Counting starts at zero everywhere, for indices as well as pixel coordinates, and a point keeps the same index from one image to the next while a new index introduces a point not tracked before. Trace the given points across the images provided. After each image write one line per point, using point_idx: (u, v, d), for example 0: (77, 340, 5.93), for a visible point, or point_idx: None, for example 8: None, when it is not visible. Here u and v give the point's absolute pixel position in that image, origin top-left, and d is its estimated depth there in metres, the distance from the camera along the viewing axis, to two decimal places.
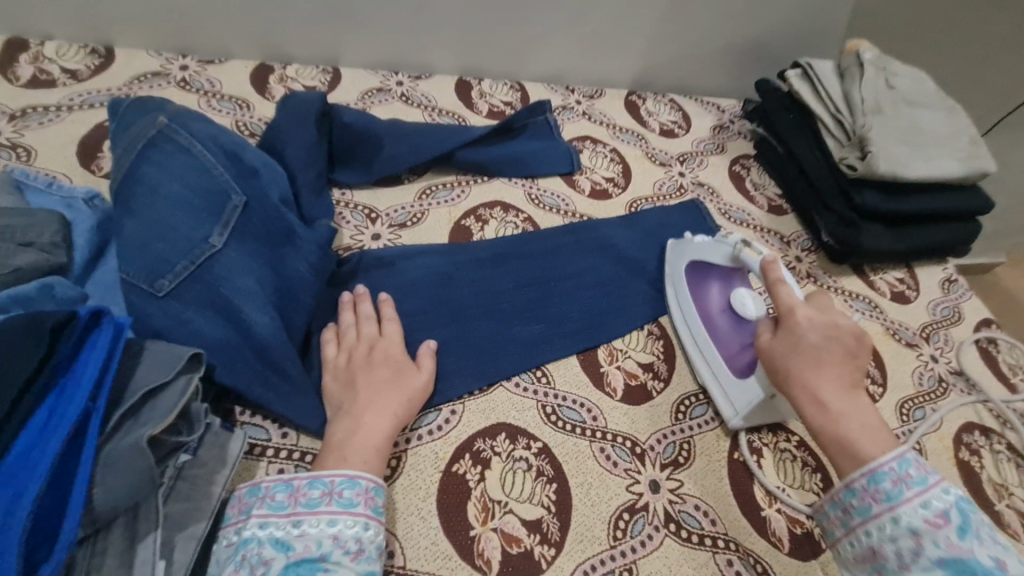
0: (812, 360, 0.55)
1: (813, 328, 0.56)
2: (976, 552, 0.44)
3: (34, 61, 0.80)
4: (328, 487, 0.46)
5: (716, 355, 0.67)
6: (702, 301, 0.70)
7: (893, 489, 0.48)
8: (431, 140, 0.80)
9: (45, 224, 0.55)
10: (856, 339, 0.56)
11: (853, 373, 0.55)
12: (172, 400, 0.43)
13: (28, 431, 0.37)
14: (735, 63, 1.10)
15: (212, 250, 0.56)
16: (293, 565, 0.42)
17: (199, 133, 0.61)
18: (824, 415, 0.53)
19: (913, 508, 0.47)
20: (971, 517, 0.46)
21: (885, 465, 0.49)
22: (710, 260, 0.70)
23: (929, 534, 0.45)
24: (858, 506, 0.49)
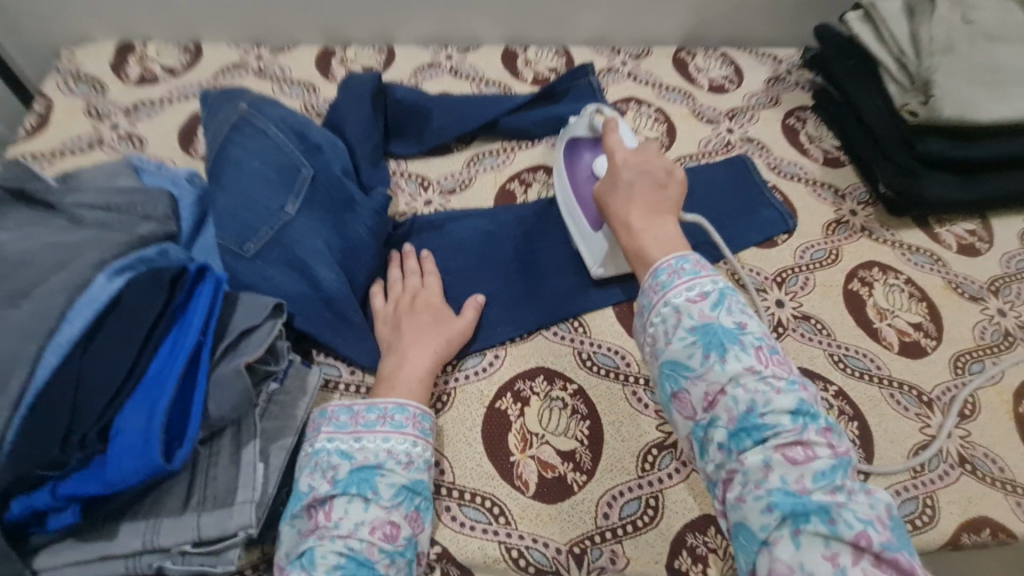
0: (627, 190, 0.60)
1: (629, 167, 0.61)
2: (736, 344, 0.47)
3: (140, 60, 0.92)
4: (383, 411, 0.55)
5: (576, 211, 0.74)
6: (573, 169, 0.75)
7: (668, 279, 0.51)
8: (476, 109, 0.85)
9: (158, 199, 0.67)
10: (668, 173, 0.61)
11: (662, 198, 0.59)
12: (262, 337, 0.52)
13: (161, 355, 0.48)
14: (791, 8, 1.05)
15: (288, 217, 0.66)
16: (356, 470, 0.51)
17: (273, 116, 0.71)
18: (627, 233, 0.58)
19: (679, 291, 0.50)
20: (726, 297, 0.50)
21: (665, 262, 0.52)
22: (578, 135, 0.75)
23: (687, 309, 0.49)
24: (645, 301, 0.52)
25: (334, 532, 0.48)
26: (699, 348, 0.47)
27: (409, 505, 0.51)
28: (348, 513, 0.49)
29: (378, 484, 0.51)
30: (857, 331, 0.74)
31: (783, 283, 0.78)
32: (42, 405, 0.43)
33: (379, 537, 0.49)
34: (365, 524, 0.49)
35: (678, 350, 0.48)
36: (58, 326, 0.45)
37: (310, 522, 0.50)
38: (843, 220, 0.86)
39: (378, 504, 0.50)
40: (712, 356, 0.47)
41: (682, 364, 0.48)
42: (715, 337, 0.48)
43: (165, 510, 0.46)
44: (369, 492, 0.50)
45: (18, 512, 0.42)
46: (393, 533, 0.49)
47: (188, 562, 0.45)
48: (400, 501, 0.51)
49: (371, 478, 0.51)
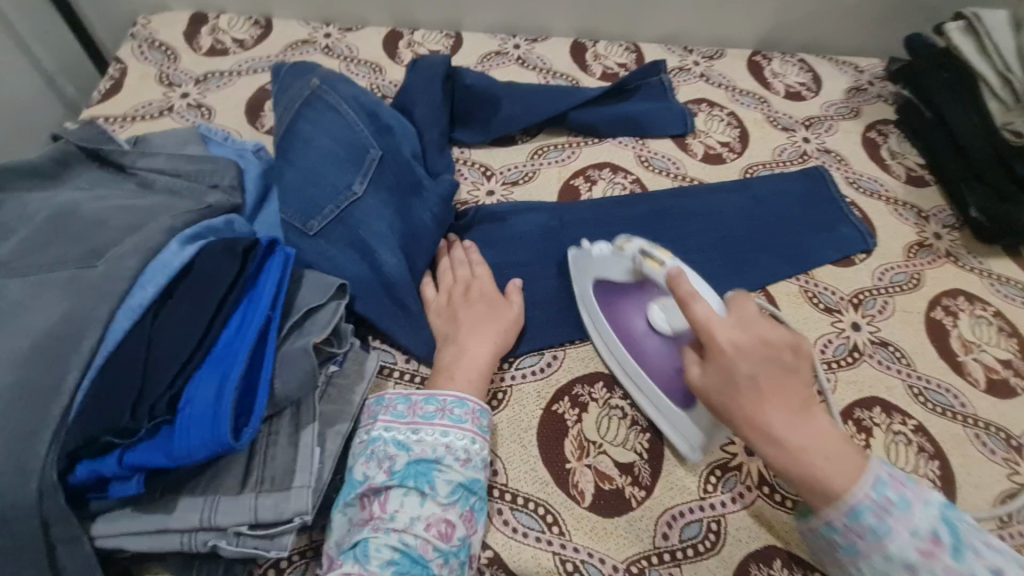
0: (753, 389, 0.46)
1: (745, 357, 0.47)
2: (975, 571, 0.40)
3: (212, 32, 0.92)
4: (441, 404, 0.53)
5: (650, 383, 0.59)
6: (621, 323, 0.62)
7: (848, 545, 0.44)
8: (545, 100, 0.83)
9: (226, 169, 0.66)
10: (790, 347, 0.47)
11: (801, 392, 0.47)
12: (326, 318, 0.51)
13: (229, 329, 0.47)
14: (881, 15, 0.99)
15: (354, 197, 0.65)
16: (414, 463, 0.49)
17: (344, 93, 0.70)
18: (777, 447, 0.46)
19: (900, 538, 0.42)
20: (960, 529, 0.42)
21: (856, 501, 0.43)
22: (612, 278, 0.61)
23: (840, 535, 0.44)
24: (843, 543, 0.44)
25: (389, 525, 0.47)
26: (872, 555, 0.43)
27: (464, 504, 0.49)
28: (403, 506, 0.48)
29: (435, 480, 0.49)
30: (940, 363, 0.69)
31: (860, 306, 0.73)
32: (113, 366, 0.43)
33: (434, 535, 0.46)
34: (420, 520, 0.47)
35: (873, 567, 0.43)
36: (129, 290, 0.46)
37: (364, 512, 0.48)
38: (926, 243, 0.80)
39: (434, 500, 0.48)
40: (886, 556, 0.42)
41: (863, 569, 0.44)
42: (876, 538, 0.42)
43: (223, 487, 0.44)
44: (426, 487, 0.48)
45: (81, 476, 0.41)
46: (447, 532, 0.47)
47: (242, 543, 0.44)
48: (456, 499, 0.48)
49: (428, 473, 0.49)
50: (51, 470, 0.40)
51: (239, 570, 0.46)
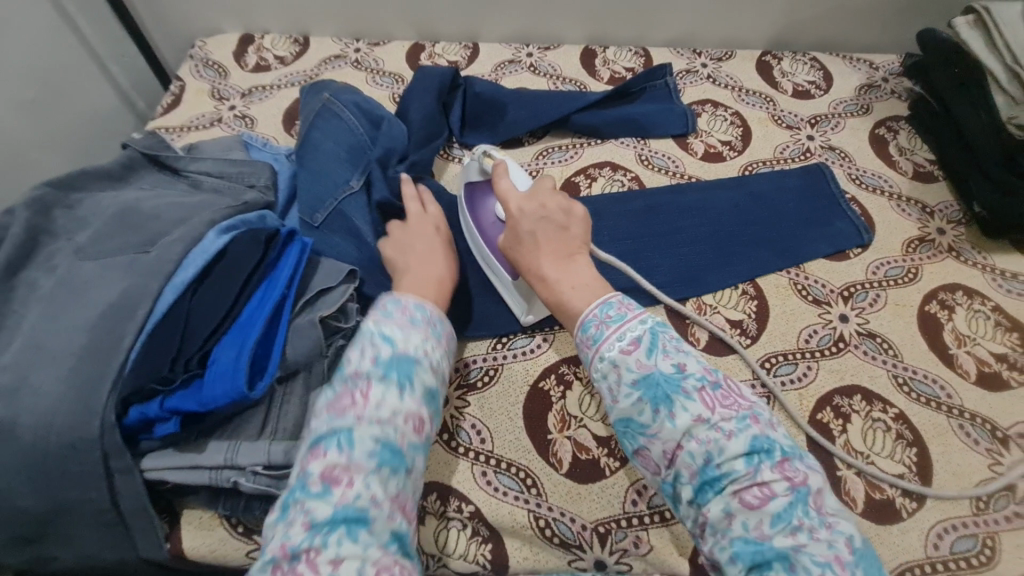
0: (532, 242, 0.59)
1: (530, 217, 0.60)
2: (659, 366, 0.48)
3: (257, 51, 1.04)
4: (427, 315, 0.57)
5: (497, 265, 0.70)
6: (478, 219, 0.71)
7: (597, 333, 0.51)
8: (549, 104, 0.89)
9: (262, 172, 0.76)
10: (566, 214, 0.60)
11: (565, 240, 0.59)
12: (336, 298, 0.58)
13: (253, 304, 0.55)
14: (893, 11, 0.99)
15: (352, 190, 0.73)
16: (398, 358, 0.52)
17: (349, 101, 0.79)
18: (542, 283, 0.57)
19: (610, 342, 0.50)
20: (660, 338, 0.50)
21: (591, 315, 0.52)
22: (472, 179, 0.73)
23: (623, 361, 0.49)
24: (583, 357, 0.52)
25: (372, 415, 0.49)
26: (646, 403, 0.47)
27: (434, 406, 0.53)
28: (384, 399, 0.50)
29: (414, 376, 0.52)
30: (929, 355, 0.70)
31: (850, 298, 0.75)
32: (159, 333, 0.52)
33: (411, 429, 0.50)
34: (399, 412, 0.49)
35: (625, 406, 0.48)
36: (175, 270, 0.56)
37: (341, 401, 0.49)
38: (928, 237, 0.80)
39: (413, 396, 0.51)
40: (658, 408, 0.47)
41: (633, 420, 0.48)
42: (658, 389, 0.47)
43: (245, 434, 0.53)
44: (407, 383, 0.51)
45: (134, 417, 0.51)
46: (420, 428, 0.51)
47: (257, 481, 0.52)
48: (428, 400, 0.52)
49: (410, 368, 0.51)
50: (110, 412, 0.50)
51: (255, 507, 0.54)
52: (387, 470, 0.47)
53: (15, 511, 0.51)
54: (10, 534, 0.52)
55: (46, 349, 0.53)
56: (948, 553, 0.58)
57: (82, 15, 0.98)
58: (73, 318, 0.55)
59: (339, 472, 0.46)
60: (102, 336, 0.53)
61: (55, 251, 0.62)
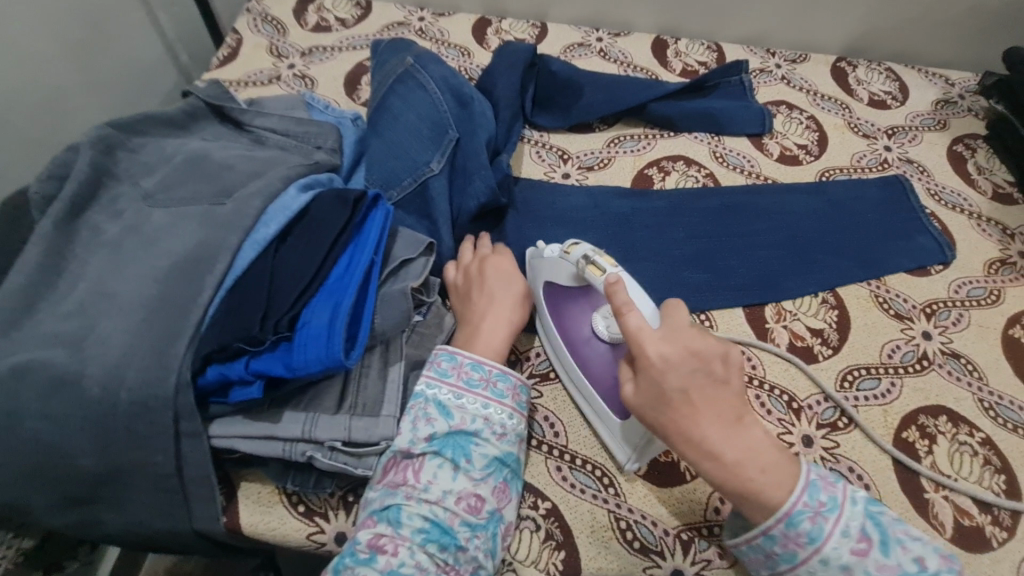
0: (688, 406, 0.47)
1: (672, 369, 0.48)
2: (900, 564, 0.44)
3: (317, 11, 0.99)
4: (486, 374, 0.53)
5: (591, 392, 0.59)
6: (569, 331, 0.61)
7: (816, 530, 0.45)
8: (626, 91, 0.86)
9: (328, 134, 0.71)
10: (722, 364, 0.49)
11: (731, 402, 0.48)
12: (419, 269, 0.56)
13: (338, 269, 0.52)
14: (976, 27, 0.97)
15: (430, 172, 0.69)
16: (453, 434, 0.50)
17: (435, 73, 0.74)
18: (721, 472, 0.47)
19: (835, 538, 0.44)
20: (884, 525, 0.45)
21: (800, 503, 0.45)
22: (561, 282, 0.62)
23: (857, 562, 0.44)
24: (782, 552, 0.46)
25: (422, 495, 0.47)
26: None
27: (498, 477, 0.50)
28: (436, 478, 0.48)
29: (469, 452, 0.49)
30: (1014, 380, 0.68)
31: (933, 316, 0.72)
32: (240, 288, 0.49)
33: (463, 509, 0.47)
34: (452, 494, 0.48)
35: None
36: (254, 226, 0.52)
37: (393, 476, 0.48)
38: (1010, 260, 0.78)
39: (468, 474, 0.48)
40: None
41: None
42: None
43: (322, 407, 0.50)
44: (462, 460, 0.49)
45: (210, 378, 0.47)
46: (477, 506, 0.48)
47: (335, 458, 0.49)
48: (489, 473, 0.49)
49: (465, 446, 0.49)
50: (187, 370, 0.46)
51: (326, 483, 0.51)
52: (435, 548, 0.45)
53: (72, 468, 0.47)
54: (62, 494, 0.49)
55: (114, 298, 0.49)
56: None
57: None
58: (142, 267, 0.51)
59: (385, 542, 0.45)
60: (177, 289, 0.49)
61: (119, 196, 0.57)
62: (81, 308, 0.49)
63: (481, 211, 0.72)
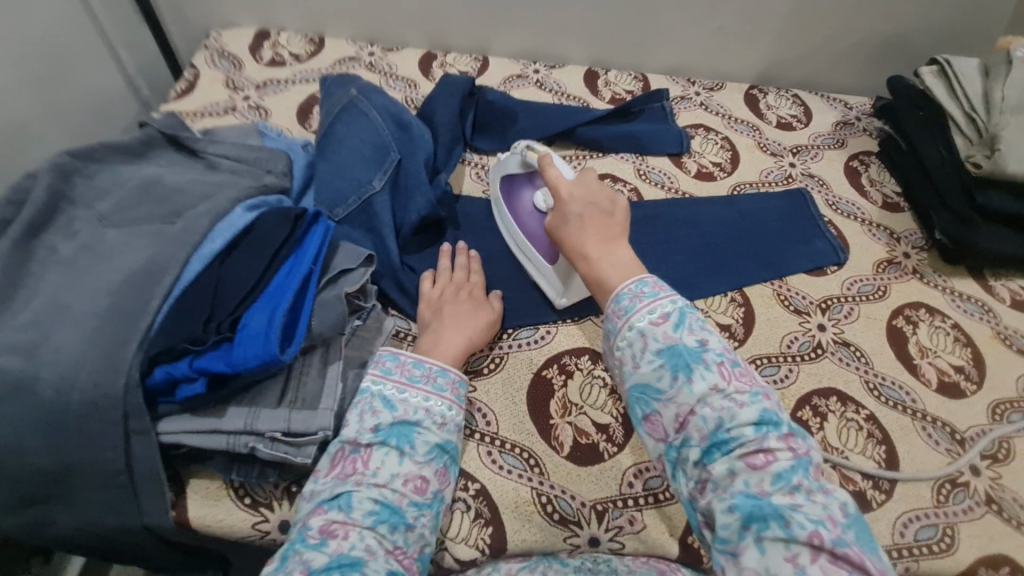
0: (579, 223, 0.62)
1: (576, 200, 0.64)
2: (683, 339, 0.51)
3: (273, 47, 1.07)
4: (427, 369, 0.59)
5: (533, 250, 0.76)
6: (517, 205, 0.77)
7: (630, 304, 0.54)
8: (556, 117, 0.94)
9: (278, 159, 0.77)
10: (611, 202, 0.65)
11: (611, 225, 0.62)
12: (356, 277, 0.62)
13: (280, 277, 0.58)
14: (865, 57, 1.09)
15: (373, 190, 0.76)
16: (398, 423, 0.55)
17: (377, 101, 0.82)
18: (584, 261, 0.60)
19: (642, 315, 0.53)
20: (688, 316, 0.53)
21: (626, 289, 0.55)
22: (511, 172, 0.78)
23: (651, 332, 0.52)
24: (611, 327, 0.55)
25: (371, 480, 0.52)
26: (665, 371, 0.51)
27: (439, 462, 0.55)
28: (383, 463, 0.53)
29: (414, 439, 0.54)
30: (896, 364, 0.76)
31: (828, 310, 0.81)
32: (187, 297, 0.54)
33: (410, 489, 0.52)
34: (399, 476, 0.52)
35: (647, 372, 0.51)
36: (203, 240, 0.58)
37: (342, 468, 0.52)
38: (895, 260, 0.88)
39: (412, 459, 0.53)
40: (677, 374, 0.50)
41: (651, 387, 0.51)
42: (680, 358, 0.50)
43: (265, 402, 0.55)
44: (407, 446, 0.54)
45: (159, 378, 0.52)
46: (422, 487, 0.53)
47: (276, 448, 0.54)
48: (432, 458, 0.54)
49: (409, 434, 0.54)
50: (135, 370, 0.51)
51: (269, 473, 0.56)
52: (385, 527, 0.49)
53: (25, 467, 0.51)
54: (16, 494, 0.52)
55: (69, 310, 0.54)
56: (912, 541, 0.63)
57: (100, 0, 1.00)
58: (95, 281, 0.55)
59: (338, 526, 0.49)
60: (128, 299, 0.54)
61: (75, 219, 0.62)
62: (36, 320, 0.53)
63: (422, 227, 0.79)
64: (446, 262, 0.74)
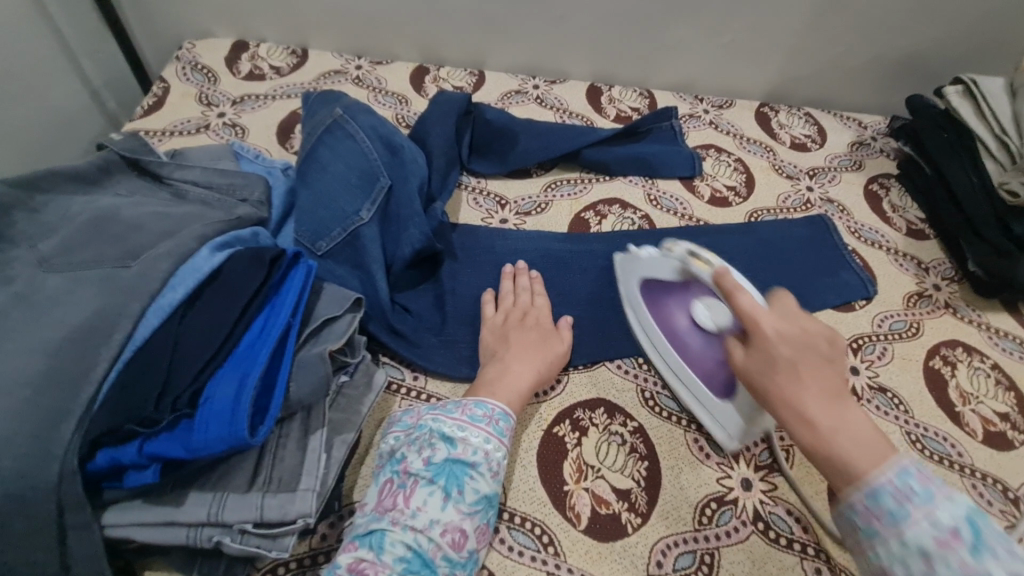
0: (792, 372, 0.48)
1: (785, 340, 0.49)
2: (994, 573, 0.36)
3: (252, 59, 0.98)
4: (490, 411, 0.55)
5: (693, 376, 0.65)
6: (666, 322, 0.67)
7: (897, 508, 0.40)
8: (561, 137, 0.87)
9: (255, 185, 0.69)
10: (830, 343, 0.50)
11: (835, 378, 0.47)
12: (342, 328, 0.54)
13: (252, 333, 0.50)
14: (883, 75, 1.04)
15: (361, 222, 0.68)
16: (451, 462, 0.50)
17: (365, 122, 0.74)
18: (810, 434, 0.45)
19: (920, 526, 0.38)
20: (985, 530, 0.38)
21: (885, 480, 0.41)
22: (661, 278, 0.66)
23: (940, 554, 0.37)
24: (863, 527, 0.41)
25: (409, 522, 0.47)
26: None
27: (483, 517, 0.50)
28: (426, 506, 0.48)
29: (463, 485, 0.49)
30: (938, 412, 0.70)
31: (859, 350, 0.75)
32: (138, 363, 0.45)
33: (447, 542, 0.47)
34: (439, 523, 0.47)
35: None
36: (161, 290, 0.48)
37: (385, 501, 0.49)
38: (926, 293, 0.82)
39: (457, 506, 0.48)
40: None
41: None
42: None
43: (233, 485, 0.46)
44: (454, 491, 0.48)
45: (101, 464, 0.43)
46: (460, 542, 0.47)
47: (246, 542, 0.45)
48: (477, 510, 0.49)
49: (459, 476, 0.49)
50: (72, 457, 0.42)
51: (239, 569, 0.47)
52: None
53: None
54: None
55: None
56: None
57: (60, 8, 0.90)
58: (20, 339, 0.45)
59: (365, 568, 0.45)
60: (64, 362, 0.44)
61: (13, 260, 0.53)
62: None
63: (417, 262, 0.72)
64: (508, 284, 0.71)
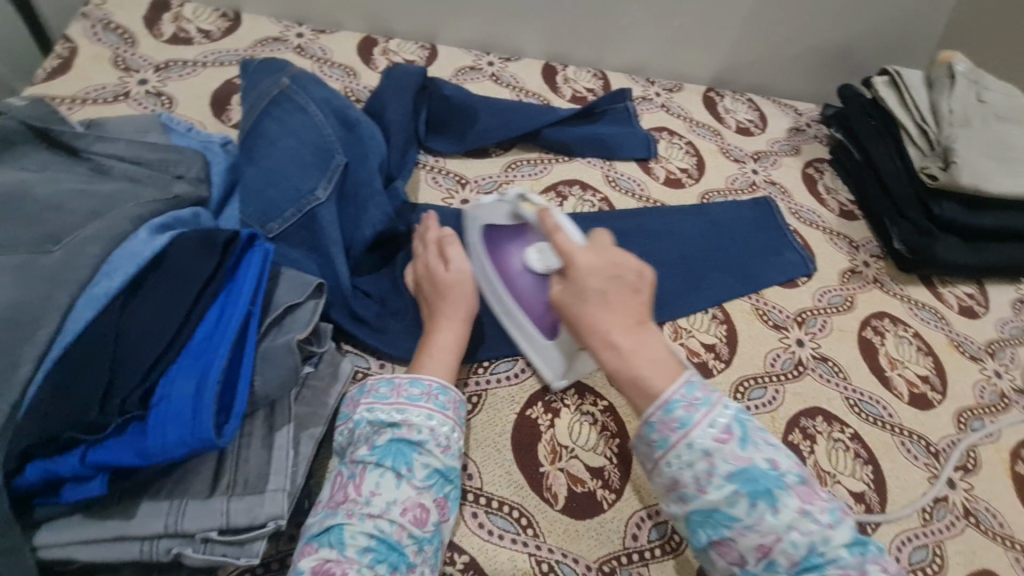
0: (599, 300, 0.52)
1: (594, 274, 0.53)
2: (753, 459, 0.46)
3: (175, 20, 0.88)
4: (427, 387, 0.51)
5: (524, 321, 0.64)
6: (503, 264, 0.65)
7: (687, 416, 0.47)
8: (520, 116, 0.85)
9: (192, 162, 0.61)
10: (638, 273, 0.53)
11: (634, 307, 0.52)
12: (306, 315, 0.50)
13: (206, 325, 0.45)
14: (817, 65, 1.10)
15: (317, 202, 0.63)
16: (396, 441, 0.47)
17: (316, 94, 0.69)
18: (612, 353, 0.50)
19: (700, 429, 0.47)
20: (748, 426, 0.48)
21: (677, 395, 0.48)
22: (498, 223, 0.66)
23: (718, 451, 0.46)
24: (659, 438, 0.48)
25: (364, 510, 0.45)
26: (744, 497, 0.44)
27: (439, 490, 0.47)
28: (380, 488, 0.46)
29: (412, 462, 0.47)
30: (871, 378, 0.76)
31: (803, 324, 0.80)
32: (69, 361, 0.41)
33: (409, 521, 0.45)
34: (396, 504, 0.45)
35: (716, 500, 0.45)
36: (93, 278, 0.43)
37: (336, 495, 0.47)
38: (857, 270, 0.89)
39: (410, 482, 0.46)
40: (757, 503, 0.44)
41: (723, 515, 0.45)
42: (756, 483, 0.45)
43: (190, 492, 0.42)
44: (404, 468, 0.46)
45: (32, 478, 0.38)
46: (422, 518, 0.45)
47: (209, 551, 0.42)
48: (432, 484, 0.47)
49: (406, 454, 0.47)
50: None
51: None
52: (383, 567, 0.43)
53: None
54: None
55: None
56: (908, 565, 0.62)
57: None
58: None
59: (331, 567, 0.42)
60: None
61: None
62: None
63: (378, 245, 0.68)
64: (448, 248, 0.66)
